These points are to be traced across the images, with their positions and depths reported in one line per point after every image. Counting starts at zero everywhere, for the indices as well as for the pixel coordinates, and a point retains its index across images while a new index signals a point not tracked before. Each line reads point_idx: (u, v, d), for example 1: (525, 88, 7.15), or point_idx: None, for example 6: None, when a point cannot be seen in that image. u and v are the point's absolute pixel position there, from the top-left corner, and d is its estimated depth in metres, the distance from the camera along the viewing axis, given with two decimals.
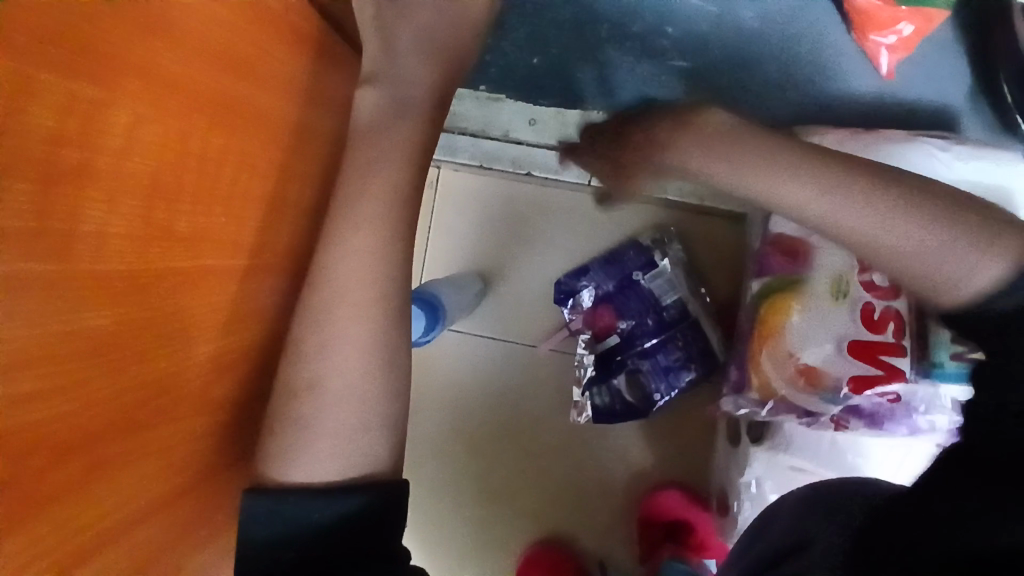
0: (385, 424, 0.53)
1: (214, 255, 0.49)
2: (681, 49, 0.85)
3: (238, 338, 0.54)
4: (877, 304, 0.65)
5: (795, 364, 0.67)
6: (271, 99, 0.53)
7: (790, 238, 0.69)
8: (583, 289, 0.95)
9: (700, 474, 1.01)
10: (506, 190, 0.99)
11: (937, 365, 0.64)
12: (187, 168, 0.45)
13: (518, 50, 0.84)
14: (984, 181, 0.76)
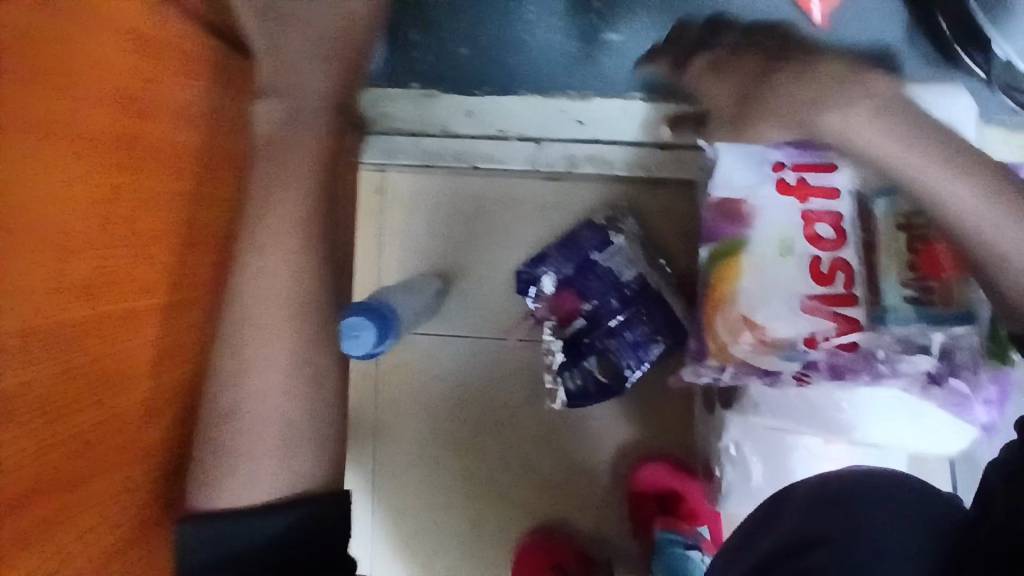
0: (312, 437, 0.58)
1: (132, 297, 0.52)
2: (609, 19, 0.84)
3: (168, 375, 0.57)
4: (822, 256, 0.65)
5: (749, 325, 0.66)
6: (168, 130, 0.55)
7: (732, 200, 0.68)
8: (543, 275, 0.93)
9: (683, 443, 1.02)
10: (452, 185, 0.97)
11: (889, 308, 0.63)
12: (94, 215, 0.48)
13: (445, 37, 0.85)
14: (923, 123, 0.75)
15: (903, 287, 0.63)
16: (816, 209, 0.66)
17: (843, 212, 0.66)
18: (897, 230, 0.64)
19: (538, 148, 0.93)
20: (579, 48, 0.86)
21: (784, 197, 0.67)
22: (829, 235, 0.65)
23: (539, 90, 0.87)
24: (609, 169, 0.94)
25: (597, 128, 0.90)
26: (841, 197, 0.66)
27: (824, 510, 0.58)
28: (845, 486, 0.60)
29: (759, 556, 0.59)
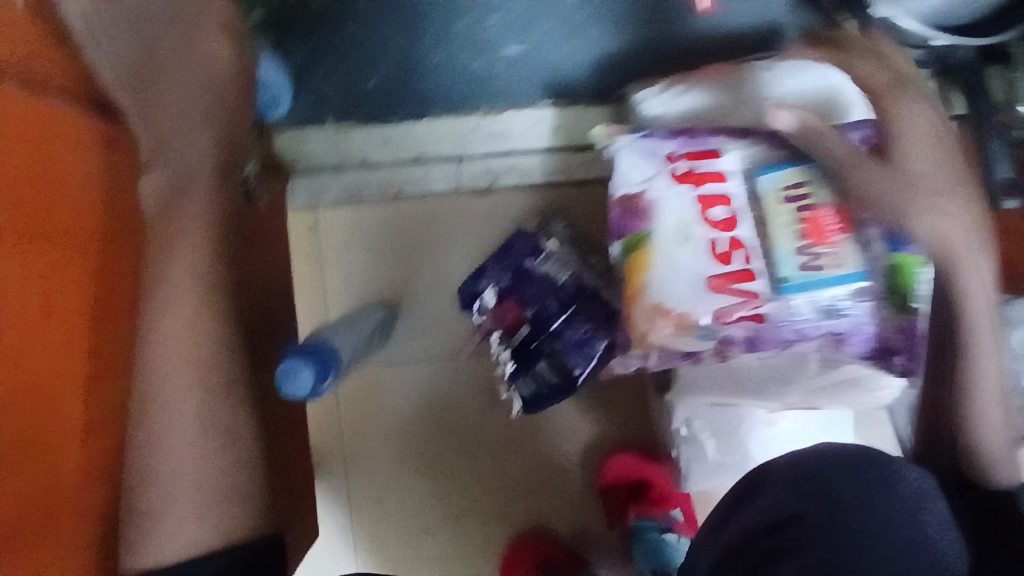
0: (230, 483, 0.63)
1: (62, 368, 0.55)
2: (506, 36, 0.89)
3: (99, 442, 0.60)
4: (720, 237, 0.69)
5: (662, 312, 0.69)
6: (76, 202, 0.58)
7: (633, 196, 0.71)
8: (484, 290, 0.95)
9: (646, 431, 1.04)
10: (385, 215, 0.95)
11: (787, 278, 0.67)
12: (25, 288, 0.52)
13: (350, 73, 0.89)
14: (812, 98, 0.78)
15: (796, 256, 0.67)
16: (709, 193, 0.70)
17: (733, 193, 0.70)
18: (784, 204, 0.68)
19: (460, 166, 0.94)
20: (483, 65, 0.89)
21: (679, 186, 0.70)
22: (721, 211, 0.69)
23: (452, 110, 0.90)
24: (531, 177, 0.94)
25: (512, 139, 0.92)
26: (731, 179, 0.70)
27: (796, 485, 0.58)
28: (823, 463, 0.59)
29: (737, 539, 0.57)
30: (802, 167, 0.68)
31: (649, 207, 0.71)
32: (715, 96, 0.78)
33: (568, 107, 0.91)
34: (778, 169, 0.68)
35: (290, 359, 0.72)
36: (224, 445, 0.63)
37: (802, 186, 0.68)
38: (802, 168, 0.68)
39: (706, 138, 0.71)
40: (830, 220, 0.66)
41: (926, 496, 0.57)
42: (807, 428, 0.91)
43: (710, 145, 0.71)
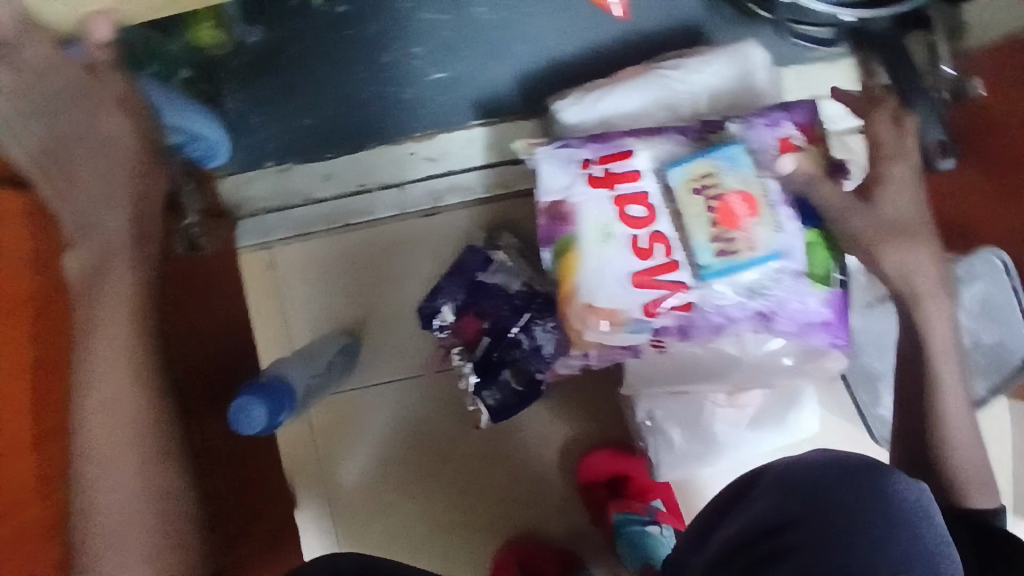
0: (178, 548, 0.60)
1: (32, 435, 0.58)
2: (434, 62, 0.91)
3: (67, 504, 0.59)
4: (640, 234, 0.71)
5: (594, 312, 0.72)
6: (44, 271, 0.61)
7: (557, 203, 0.73)
8: (442, 306, 0.96)
9: (619, 427, 1.06)
10: (338, 246, 0.98)
11: (705, 266, 0.69)
12: None
13: (285, 115, 0.91)
14: (722, 92, 0.81)
15: (712, 244, 0.69)
16: (626, 193, 0.72)
17: (649, 190, 0.72)
18: (693, 194, 0.69)
19: (402, 192, 0.96)
20: (411, 93, 0.92)
21: (597, 189, 0.72)
22: (637, 209, 0.71)
23: (385, 140, 0.93)
24: (472, 194, 0.97)
25: (449, 160, 0.95)
26: (645, 177, 0.72)
27: (787, 494, 0.56)
28: (817, 470, 0.55)
29: (730, 541, 0.58)
30: (708, 158, 0.69)
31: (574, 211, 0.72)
32: (628, 100, 0.80)
33: (498, 123, 0.94)
34: (685, 163, 0.70)
35: (244, 396, 0.74)
36: (167, 512, 0.60)
37: (709, 176, 0.69)
38: (708, 160, 0.70)
39: (615, 141, 0.73)
40: (739, 209, 0.68)
41: (927, 505, 0.50)
42: (768, 407, 0.92)
43: (621, 147, 0.73)
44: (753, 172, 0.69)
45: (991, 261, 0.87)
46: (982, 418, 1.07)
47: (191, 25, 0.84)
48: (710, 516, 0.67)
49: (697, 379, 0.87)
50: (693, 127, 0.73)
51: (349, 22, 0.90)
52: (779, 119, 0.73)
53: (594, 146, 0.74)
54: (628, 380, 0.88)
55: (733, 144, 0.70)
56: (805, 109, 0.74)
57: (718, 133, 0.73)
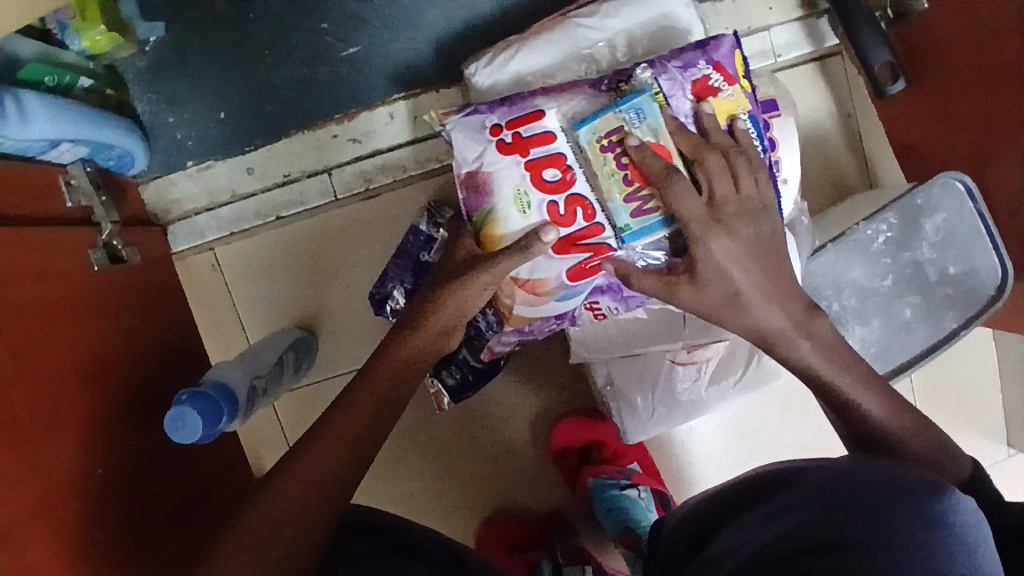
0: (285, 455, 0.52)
1: (46, 416, 0.63)
2: (344, 37, 0.90)
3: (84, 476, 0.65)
4: (558, 200, 0.69)
5: (521, 286, 0.73)
6: (34, 266, 0.67)
7: (470, 173, 0.71)
8: (393, 292, 0.90)
9: (587, 393, 1.05)
10: (278, 239, 0.94)
11: (625, 227, 0.68)
12: (33, 348, 0.64)
13: (202, 108, 0.90)
14: (641, 35, 0.78)
15: (628, 204, 0.68)
16: (539, 157, 0.69)
17: (563, 151, 0.69)
18: (604, 151, 0.67)
19: (331, 177, 0.93)
20: (326, 72, 0.90)
21: (509, 156, 0.69)
22: (551, 175, 0.69)
23: (305, 124, 0.91)
24: (405, 173, 0.93)
25: (375, 137, 0.92)
26: (557, 137, 0.69)
27: (828, 509, 0.55)
28: (867, 483, 0.55)
29: (760, 547, 0.57)
30: (615, 111, 0.68)
31: (491, 180, 0.70)
32: (543, 54, 0.78)
33: (420, 94, 0.91)
34: (591, 119, 0.68)
35: (178, 404, 0.71)
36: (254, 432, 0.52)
37: (617, 131, 0.67)
38: (616, 114, 0.68)
39: (525, 103, 0.71)
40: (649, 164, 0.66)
41: (973, 533, 0.52)
42: (737, 362, 0.89)
43: (530, 109, 0.70)
44: (661, 121, 0.67)
45: (952, 186, 0.82)
46: (960, 349, 1.04)
47: (85, 31, 0.78)
48: (718, 514, 0.67)
49: (647, 341, 0.87)
50: (605, 79, 0.72)
51: (251, 6, 0.89)
52: (692, 60, 0.70)
53: (502, 110, 0.71)
54: (574, 347, 0.88)
55: (636, 95, 0.68)
56: (718, 51, 0.71)
57: (626, 83, 0.71)
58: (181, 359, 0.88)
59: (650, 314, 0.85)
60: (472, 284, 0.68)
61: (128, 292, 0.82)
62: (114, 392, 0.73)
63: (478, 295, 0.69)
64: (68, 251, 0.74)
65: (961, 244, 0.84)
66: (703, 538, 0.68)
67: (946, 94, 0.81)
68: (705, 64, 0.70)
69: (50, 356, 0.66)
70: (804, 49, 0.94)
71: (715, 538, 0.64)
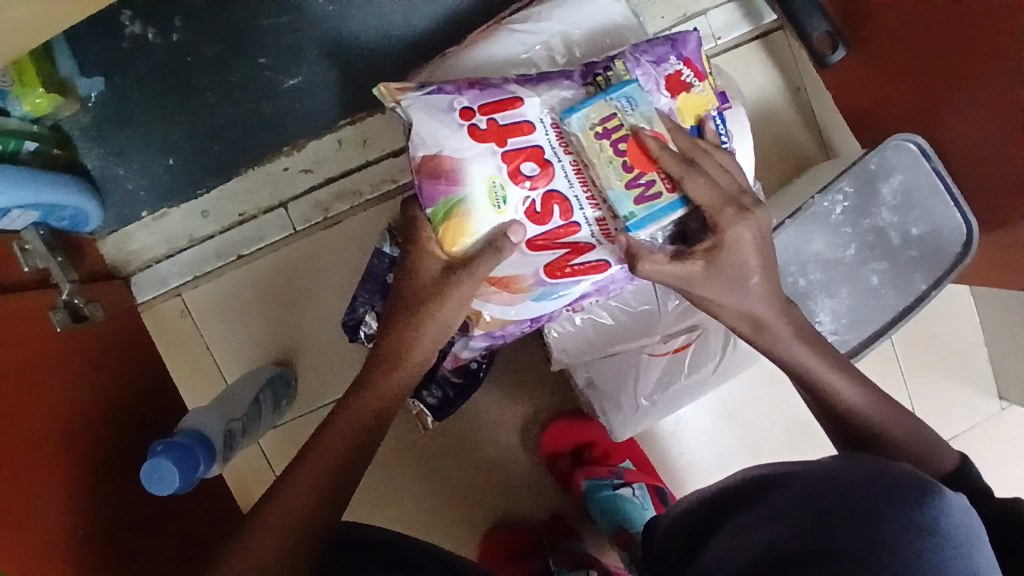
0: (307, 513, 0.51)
1: (25, 484, 0.63)
2: (286, 70, 0.90)
3: (66, 541, 0.64)
4: (536, 197, 0.66)
5: (495, 284, 0.70)
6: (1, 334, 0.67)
7: (434, 154, 0.66)
8: (365, 317, 0.89)
9: (571, 394, 1.05)
10: (242, 278, 0.94)
11: (630, 215, 0.64)
12: (11, 415, 0.64)
13: (152, 156, 0.90)
14: (576, 35, 0.79)
15: (629, 190, 0.64)
16: (517, 148, 0.66)
17: (541, 143, 0.67)
18: (599, 139, 0.64)
19: (288, 210, 0.92)
20: (271, 107, 0.91)
21: (485, 145, 0.66)
22: (530, 168, 0.66)
23: (255, 160, 0.92)
24: (361, 198, 0.93)
25: (327, 166, 0.92)
26: (536, 128, 0.67)
27: (817, 503, 0.54)
28: (854, 486, 0.53)
29: (752, 553, 0.55)
30: (607, 100, 0.65)
31: (465, 167, 0.66)
32: (479, 61, 0.78)
33: (367, 117, 0.92)
34: (582, 106, 0.65)
35: (153, 456, 0.70)
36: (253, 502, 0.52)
37: (611, 118, 0.65)
38: (607, 102, 0.65)
39: (498, 91, 0.69)
40: (652, 146, 0.63)
41: (970, 535, 0.49)
42: (717, 356, 0.88)
43: (505, 95, 0.68)
44: (653, 110, 0.66)
45: (905, 148, 0.82)
46: (938, 308, 1.04)
47: (25, 95, 0.79)
48: (710, 514, 0.66)
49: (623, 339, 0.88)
50: (580, 73, 0.70)
51: (189, 50, 0.89)
52: (664, 55, 0.70)
53: (472, 94, 0.68)
54: (554, 355, 0.87)
55: (626, 84, 0.66)
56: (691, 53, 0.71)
57: (604, 75, 0.69)
58: (159, 409, 0.88)
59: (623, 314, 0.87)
60: (441, 307, 0.68)
61: (96, 350, 0.81)
62: (91, 450, 0.73)
63: (455, 314, 0.68)
64: (32, 317, 0.73)
65: (921, 204, 0.83)
66: (697, 538, 0.66)
67: (888, 58, 0.81)
68: (675, 60, 0.70)
69: (26, 423, 0.66)
70: (743, 29, 0.94)
71: (710, 541, 0.63)
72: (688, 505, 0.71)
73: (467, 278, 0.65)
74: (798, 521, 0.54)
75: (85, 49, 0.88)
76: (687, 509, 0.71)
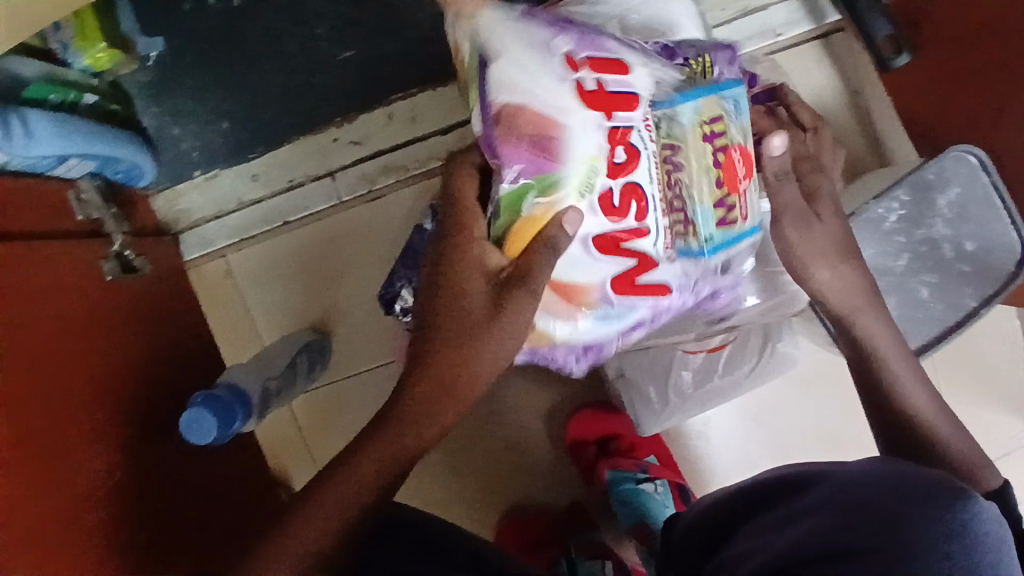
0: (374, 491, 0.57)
1: (69, 422, 0.65)
2: (340, 42, 0.91)
3: (106, 481, 0.67)
4: (615, 188, 0.62)
5: (557, 291, 0.65)
6: (52, 277, 0.70)
7: (527, 112, 0.58)
8: (401, 291, 0.90)
9: (599, 385, 1.04)
10: (286, 244, 0.96)
11: (709, 236, 0.66)
12: (57, 356, 0.66)
13: (206, 118, 0.92)
14: (634, 19, 0.78)
15: (715, 209, 0.66)
16: (618, 124, 0.62)
17: (637, 125, 0.63)
18: (703, 140, 0.64)
19: (336, 180, 0.94)
20: (323, 78, 0.92)
21: (589, 114, 0.60)
22: (621, 152, 0.62)
23: (306, 128, 0.93)
24: (406, 173, 0.94)
25: (376, 139, 0.93)
26: (639, 105, 0.63)
27: (851, 507, 0.53)
28: (883, 489, 0.52)
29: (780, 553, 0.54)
30: (719, 99, 0.65)
31: (565, 142, 0.60)
32: None
33: (417, 93, 0.92)
34: (697, 97, 0.64)
35: (191, 407, 0.72)
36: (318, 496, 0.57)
37: (718, 120, 0.65)
38: (717, 100, 0.65)
39: (602, 45, 0.63)
40: (741, 166, 0.66)
41: (998, 545, 0.48)
42: (755, 353, 0.88)
43: (612, 56, 0.63)
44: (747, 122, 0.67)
45: (965, 159, 0.79)
46: (985, 327, 1.01)
47: (86, 49, 0.81)
48: (736, 512, 0.65)
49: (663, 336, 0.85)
50: (673, 53, 0.69)
51: (247, 16, 0.91)
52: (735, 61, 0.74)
53: (575, 41, 0.61)
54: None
55: (734, 86, 0.67)
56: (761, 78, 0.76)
57: (693, 63, 0.69)
58: (197, 365, 0.90)
59: None
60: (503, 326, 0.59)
61: (143, 302, 0.84)
62: (131, 398, 0.75)
63: (517, 334, 0.60)
64: (84, 264, 0.76)
65: (976, 219, 0.81)
66: (721, 537, 0.65)
67: (953, 65, 0.78)
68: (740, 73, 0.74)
69: (72, 363, 0.68)
70: (805, 26, 0.92)
71: (733, 539, 0.62)
72: (710, 504, 0.70)
73: (525, 293, 0.59)
74: (828, 520, 0.53)
75: (148, 7, 0.90)
76: (709, 507, 0.70)
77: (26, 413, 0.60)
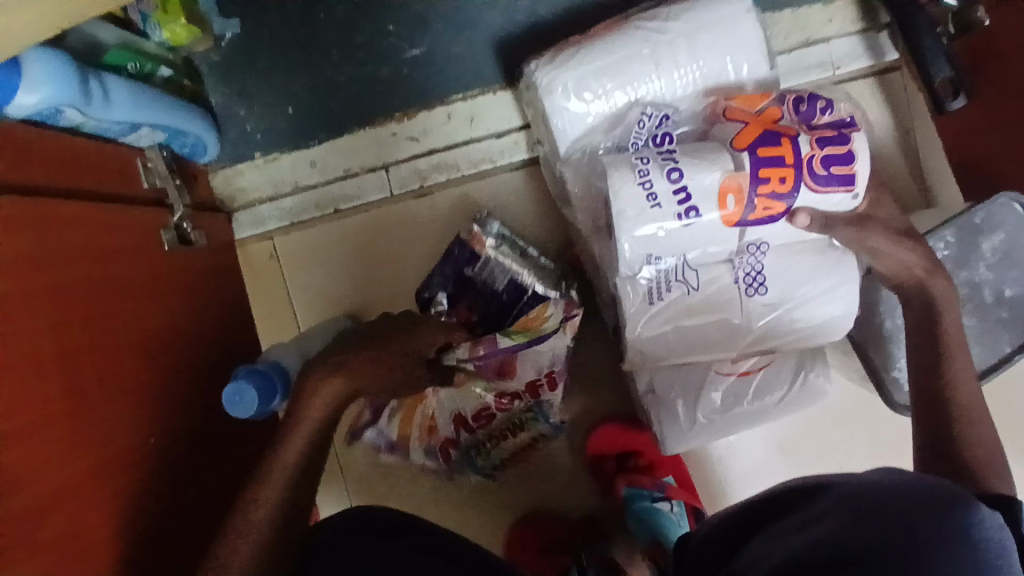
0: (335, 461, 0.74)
1: (117, 377, 0.66)
2: (408, 39, 0.94)
3: (144, 438, 0.68)
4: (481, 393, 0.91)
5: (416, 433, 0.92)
6: (114, 234, 0.72)
7: (508, 360, 0.87)
8: (438, 295, 0.92)
9: (626, 399, 1.05)
10: (335, 231, 0.98)
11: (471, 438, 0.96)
12: (109, 311, 0.68)
13: (271, 102, 0.95)
14: (702, 38, 0.81)
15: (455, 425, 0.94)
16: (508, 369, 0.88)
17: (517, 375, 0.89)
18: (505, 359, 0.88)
19: (389, 173, 0.96)
20: (388, 72, 0.94)
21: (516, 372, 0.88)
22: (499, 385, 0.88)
23: (366, 120, 0.96)
24: (457, 172, 0.96)
25: (433, 136, 0.95)
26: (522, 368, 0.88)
27: (867, 515, 0.53)
28: (899, 493, 0.53)
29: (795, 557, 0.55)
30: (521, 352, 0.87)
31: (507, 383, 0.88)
32: (602, 54, 0.81)
33: (478, 96, 0.95)
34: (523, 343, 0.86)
35: (234, 379, 0.74)
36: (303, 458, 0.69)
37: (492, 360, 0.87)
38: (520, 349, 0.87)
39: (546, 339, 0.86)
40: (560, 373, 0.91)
41: (1003, 550, 0.50)
42: (788, 378, 0.89)
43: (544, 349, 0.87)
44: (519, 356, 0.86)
45: (1012, 207, 0.82)
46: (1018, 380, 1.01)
47: (167, 23, 0.84)
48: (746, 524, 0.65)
49: (700, 351, 0.84)
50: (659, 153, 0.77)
51: (323, 7, 0.94)
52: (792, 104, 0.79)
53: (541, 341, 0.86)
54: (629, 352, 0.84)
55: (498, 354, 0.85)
56: (846, 135, 0.75)
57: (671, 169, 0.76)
58: (236, 341, 0.92)
59: (709, 323, 0.82)
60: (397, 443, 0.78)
61: (194, 271, 0.86)
62: (175, 362, 0.77)
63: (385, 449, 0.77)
64: (145, 228, 0.78)
65: (1019, 264, 0.83)
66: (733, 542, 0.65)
67: (1010, 110, 0.80)
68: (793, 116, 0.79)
69: (122, 320, 0.70)
70: (864, 63, 0.94)
71: (743, 549, 0.61)
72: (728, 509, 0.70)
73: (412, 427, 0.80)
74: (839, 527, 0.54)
75: None
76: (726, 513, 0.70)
77: (76, 362, 0.61)
